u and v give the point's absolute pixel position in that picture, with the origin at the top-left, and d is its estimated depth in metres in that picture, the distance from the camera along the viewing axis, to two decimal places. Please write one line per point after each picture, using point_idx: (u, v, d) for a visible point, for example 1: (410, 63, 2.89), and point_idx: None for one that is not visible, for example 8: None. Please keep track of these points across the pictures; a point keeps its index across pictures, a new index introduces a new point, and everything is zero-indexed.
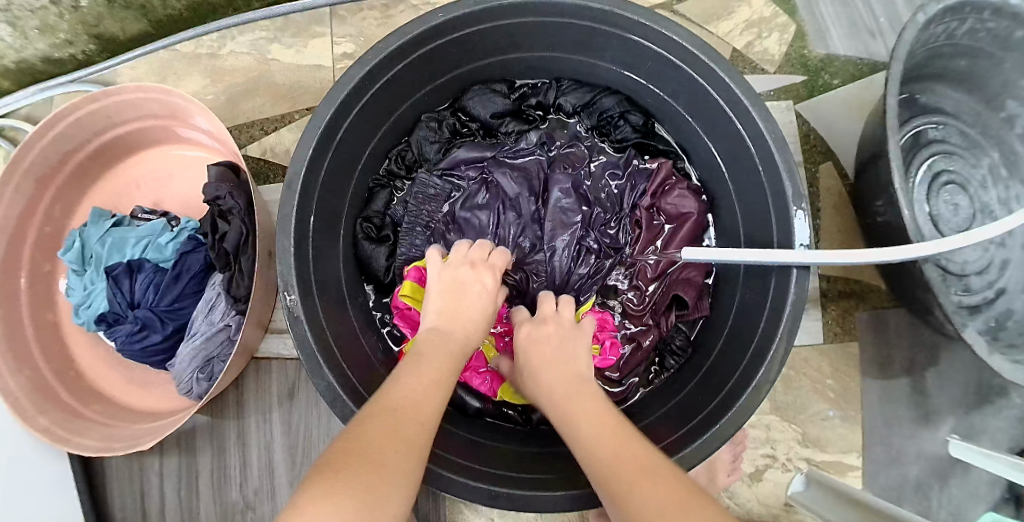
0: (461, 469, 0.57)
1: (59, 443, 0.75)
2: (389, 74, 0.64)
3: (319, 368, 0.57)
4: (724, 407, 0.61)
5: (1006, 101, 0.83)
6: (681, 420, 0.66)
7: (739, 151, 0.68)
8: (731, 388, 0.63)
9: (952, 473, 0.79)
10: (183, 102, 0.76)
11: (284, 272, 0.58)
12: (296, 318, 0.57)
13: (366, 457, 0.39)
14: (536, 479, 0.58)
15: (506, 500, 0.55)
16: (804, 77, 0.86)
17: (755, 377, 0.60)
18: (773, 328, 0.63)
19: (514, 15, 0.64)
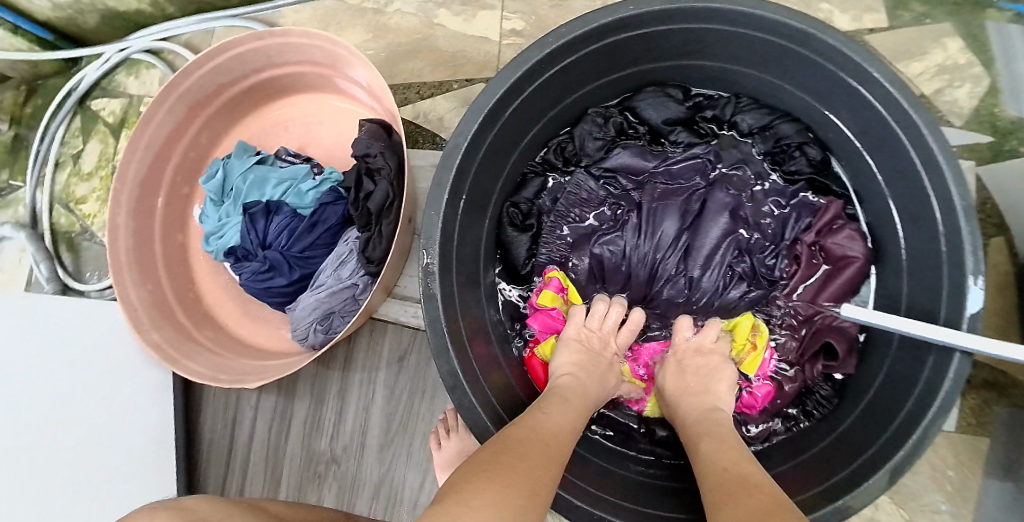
0: (578, 493, 0.56)
1: (169, 363, 0.78)
2: (570, 59, 0.63)
3: (445, 351, 0.56)
4: (850, 484, 0.58)
5: None
6: (809, 481, 0.63)
7: (917, 205, 0.63)
8: (864, 463, 0.59)
9: None
10: (347, 53, 0.74)
11: (427, 241, 0.59)
12: (431, 293, 0.57)
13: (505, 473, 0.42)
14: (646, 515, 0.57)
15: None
16: (990, 138, 0.78)
17: (892, 457, 0.56)
18: (921, 410, 0.58)
19: (703, 19, 0.62)
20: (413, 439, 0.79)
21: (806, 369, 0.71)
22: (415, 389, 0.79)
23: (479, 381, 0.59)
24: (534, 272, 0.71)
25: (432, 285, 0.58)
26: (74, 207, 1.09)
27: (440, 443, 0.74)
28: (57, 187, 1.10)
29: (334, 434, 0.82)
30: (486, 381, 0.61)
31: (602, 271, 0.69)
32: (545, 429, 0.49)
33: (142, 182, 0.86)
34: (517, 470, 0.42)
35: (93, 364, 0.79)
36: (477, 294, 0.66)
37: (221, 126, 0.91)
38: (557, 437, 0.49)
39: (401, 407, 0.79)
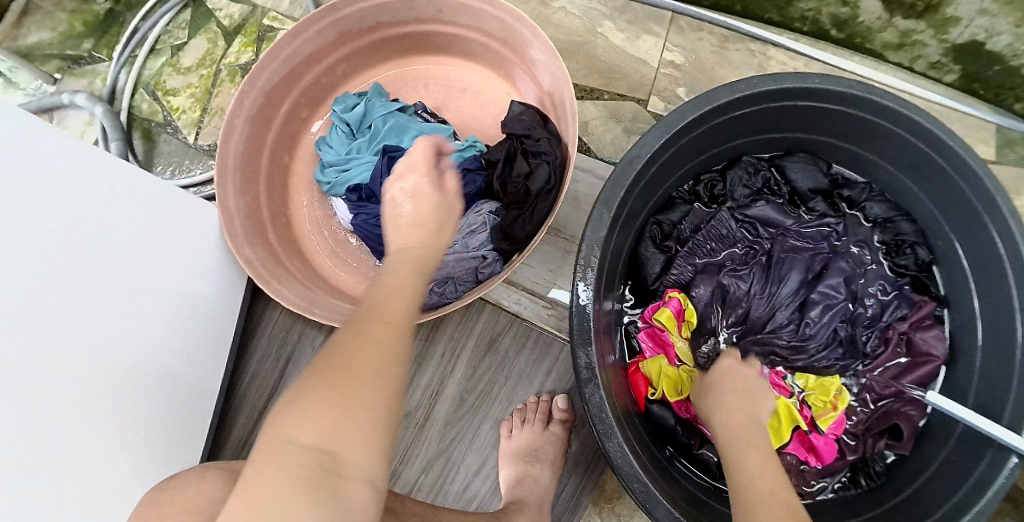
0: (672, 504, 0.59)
1: (263, 284, 0.77)
2: (752, 107, 0.68)
3: (586, 345, 0.60)
4: None
5: None
6: None
7: (999, 321, 0.69)
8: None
9: None
10: (531, 34, 0.76)
11: (591, 237, 0.62)
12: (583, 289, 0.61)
13: (334, 361, 0.38)
14: None
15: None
16: None
17: None
18: (970, 500, 0.63)
19: (870, 110, 0.69)
20: (482, 423, 0.79)
21: (866, 444, 0.75)
22: (500, 372, 0.79)
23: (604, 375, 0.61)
24: (661, 292, 0.74)
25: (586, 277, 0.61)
26: (161, 98, 1.04)
27: (512, 430, 0.75)
28: (147, 72, 1.06)
29: None
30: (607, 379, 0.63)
31: (725, 306, 0.74)
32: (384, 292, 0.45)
33: (269, 92, 0.84)
34: (357, 355, 0.38)
35: (143, 295, 0.69)
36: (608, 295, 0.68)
37: (361, 63, 0.90)
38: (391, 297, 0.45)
39: (478, 389, 0.79)
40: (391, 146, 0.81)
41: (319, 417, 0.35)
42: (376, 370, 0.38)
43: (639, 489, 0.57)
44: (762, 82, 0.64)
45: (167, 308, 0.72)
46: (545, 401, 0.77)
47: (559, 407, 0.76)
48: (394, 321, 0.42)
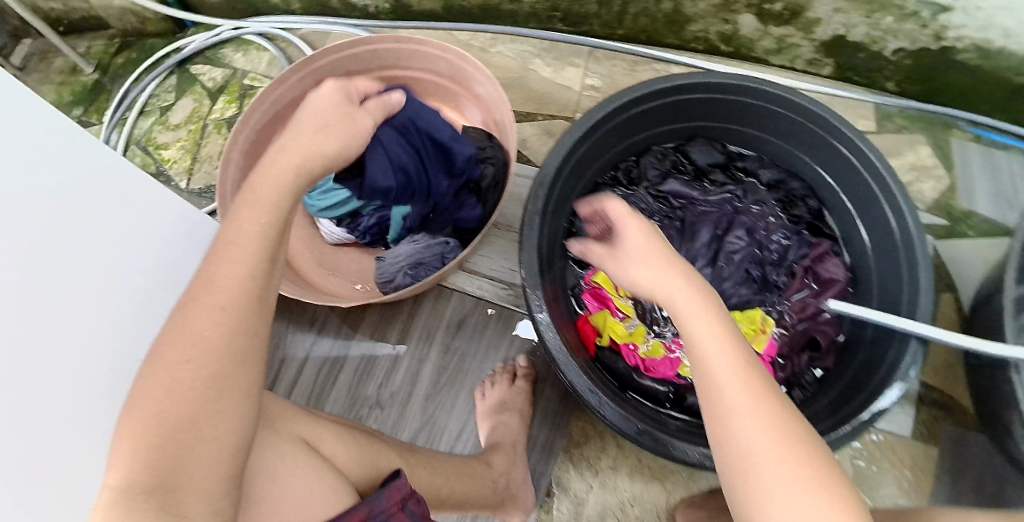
0: (623, 408, 0.73)
1: None
2: (650, 103, 0.84)
3: (535, 286, 0.74)
4: (833, 428, 0.71)
5: None
6: None
7: (887, 250, 0.84)
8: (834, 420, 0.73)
9: None
10: (476, 70, 0.93)
11: (533, 205, 0.76)
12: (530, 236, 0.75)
13: (157, 395, 0.45)
14: (676, 434, 0.74)
15: (647, 437, 0.71)
16: (945, 222, 1.01)
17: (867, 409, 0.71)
18: (883, 383, 0.74)
19: (748, 94, 0.85)
20: (460, 393, 0.89)
21: (793, 358, 0.87)
22: (471, 347, 0.90)
23: (559, 314, 0.79)
24: (596, 258, 0.88)
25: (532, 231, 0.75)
26: (153, 151, 1.18)
27: (485, 392, 0.86)
28: (137, 130, 1.20)
29: (383, 383, 0.92)
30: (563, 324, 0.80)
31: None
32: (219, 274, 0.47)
33: (257, 132, 0.98)
34: (162, 400, 0.45)
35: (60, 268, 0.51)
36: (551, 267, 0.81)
37: None
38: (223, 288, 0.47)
39: (452, 363, 0.90)
40: None
41: (138, 458, 0.43)
42: (217, 394, 0.46)
43: (590, 395, 0.71)
44: (656, 82, 0.81)
45: (152, 271, 0.63)
46: (510, 364, 0.88)
47: (522, 365, 0.87)
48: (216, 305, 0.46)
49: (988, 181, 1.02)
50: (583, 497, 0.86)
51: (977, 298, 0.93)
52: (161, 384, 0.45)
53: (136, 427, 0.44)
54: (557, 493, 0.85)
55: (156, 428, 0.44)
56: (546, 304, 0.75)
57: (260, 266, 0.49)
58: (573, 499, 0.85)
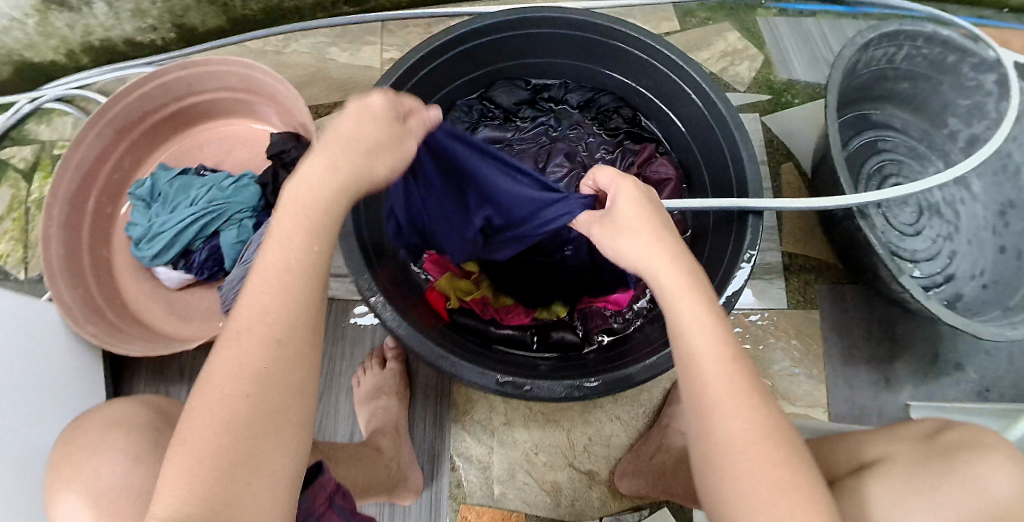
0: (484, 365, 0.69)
1: (112, 345, 0.84)
2: (438, 60, 0.86)
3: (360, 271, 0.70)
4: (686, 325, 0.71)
5: (947, 119, 0.96)
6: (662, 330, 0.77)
7: (705, 136, 0.88)
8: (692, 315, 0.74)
9: None
10: (265, 76, 0.91)
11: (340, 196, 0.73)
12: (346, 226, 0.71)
13: (224, 397, 0.41)
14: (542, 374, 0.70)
15: (513, 386, 0.67)
16: (769, 96, 1.02)
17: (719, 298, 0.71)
18: (733, 261, 0.74)
19: (532, 25, 0.87)
20: (339, 396, 0.87)
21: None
22: (336, 349, 0.89)
23: (392, 291, 0.75)
24: None
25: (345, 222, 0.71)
26: None
27: (359, 379, 0.86)
28: None
29: None
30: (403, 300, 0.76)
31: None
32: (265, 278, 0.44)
33: (69, 197, 0.91)
34: (234, 407, 0.40)
35: None
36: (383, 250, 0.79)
37: (145, 149, 1.00)
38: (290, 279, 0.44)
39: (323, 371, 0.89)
40: (182, 200, 0.89)
41: (212, 465, 0.39)
42: (297, 395, 0.43)
43: (442, 359, 0.67)
44: (438, 36, 0.82)
45: None
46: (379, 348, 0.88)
47: (389, 348, 0.87)
48: (275, 304, 0.43)
49: (800, 45, 1.04)
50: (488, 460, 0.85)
51: (816, 158, 0.95)
52: (230, 373, 0.41)
53: (209, 418, 0.40)
54: (460, 464, 0.85)
55: (210, 463, 0.39)
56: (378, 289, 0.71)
57: (319, 250, 0.46)
58: (478, 464, 0.85)
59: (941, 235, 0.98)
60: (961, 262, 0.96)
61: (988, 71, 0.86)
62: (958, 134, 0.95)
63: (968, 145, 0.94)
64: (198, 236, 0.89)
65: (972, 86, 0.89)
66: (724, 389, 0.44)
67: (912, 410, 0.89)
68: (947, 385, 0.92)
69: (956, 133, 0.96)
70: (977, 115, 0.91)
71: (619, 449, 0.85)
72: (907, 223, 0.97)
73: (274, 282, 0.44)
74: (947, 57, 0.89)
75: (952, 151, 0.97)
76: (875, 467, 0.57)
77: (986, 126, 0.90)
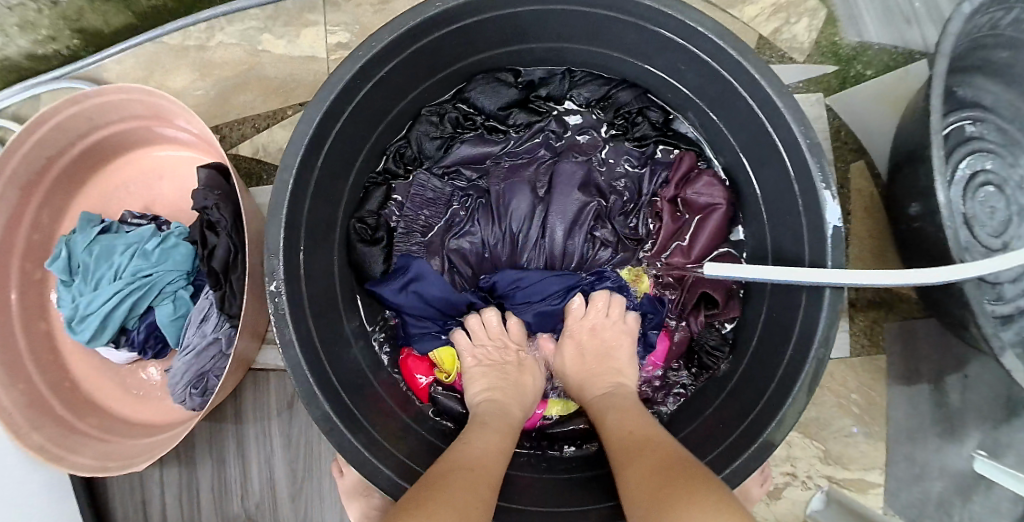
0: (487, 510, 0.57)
1: (54, 462, 0.71)
2: (386, 67, 0.65)
3: (315, 397, 0.57)
4: (745, 440, 0.57)
5: None
6: (715, 437, 0.63)
7: (761, 145, 0.66)
8: (749, 423, 0.59)
9: (975, 489, 0.76)
10: (167, 103, 0.72)
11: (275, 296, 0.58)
12: (289, 343, 0.57)
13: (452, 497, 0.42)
14: (556, 512, 0.58)
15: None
16: (835, 67, 0.77)
17: (782, 406, 0.56)
18: (801, 353, 0.58)
19: (508, 6, 0.64)
20: (321, 479, 0.80)
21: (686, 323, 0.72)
22: (311, 427, 0.80)
23: (359, 421, 0.60)
24: None
25: (286, 330, 0.57)
26: None
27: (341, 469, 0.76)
28: None
29: (244, 493, 0.81)
30: (376, 431, 0.61)
31: (467, 262, 0.75)
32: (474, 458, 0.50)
33: None
34: (456, 499, 0.42)
35: None
36: (337, 334, 0.67)
37: (64, 199, 0.84)
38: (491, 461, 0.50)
39: (301, 453, 0.80)
40: (106, 274, 0.75)
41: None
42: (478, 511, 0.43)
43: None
44: (392, 27, 0.59)
45: None
46: None
47: None
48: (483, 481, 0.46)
49: None
50: None
51: (892, 157, 0.73)
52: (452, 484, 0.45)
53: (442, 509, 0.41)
54: None
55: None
56: (338, 417, 0.57)
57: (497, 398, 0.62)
58: None
59: None
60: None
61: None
62: None
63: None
64: (131, 315, 0.75)
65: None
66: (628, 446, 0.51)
67: (976, 462, 0.75)
68: None
69: None
70: None
71: None
72: (992, 234, 0.76)
73: (477, 463, 0.49)
74: None
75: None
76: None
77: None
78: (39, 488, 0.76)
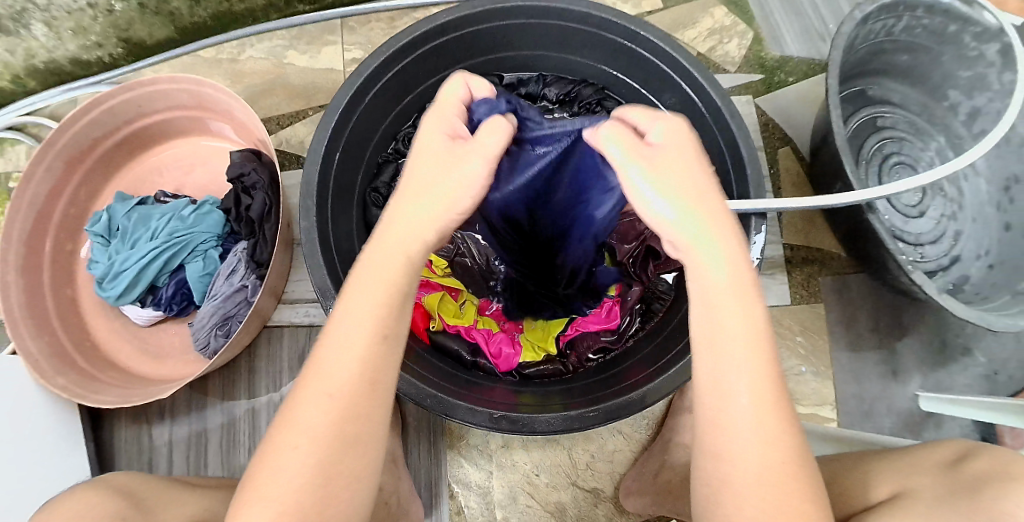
0: (468, 401, 0.65)
1: (78, 398, 0.78)
2: (402, 62, 0.79)
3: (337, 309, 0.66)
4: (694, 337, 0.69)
5: (947, 91, 0.93)
6: (666, 348, 0.74)
7: (700, 123, 0.83)
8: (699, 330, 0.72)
9: (925, 427, 0.88)
10: (213, 91, 0.85)
11: (307, 224, 0.68)
12: (315, 263, 0.68)
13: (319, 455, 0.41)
14: (533, 408, 0.67)
15: (503, 421, 0.63)
16: (762, 75, 0.96)
17: None
18: None
19: (503, 17, 0.81)
20: None
21: (641, 276, 0.84)
22: None
23: None
24: None
25: (317, 256, 0.68)
26: None
27: None
28: None
29: (252, 446, 0.87)
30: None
31: None
32: (334, 357, 0.42)
33: (25, 240, 0.85)
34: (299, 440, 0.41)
35: None
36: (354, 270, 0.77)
37: (99, 179, 0.93)
38: (337, 413, 0.42)
39: None
40: (142, 234, 0.84)
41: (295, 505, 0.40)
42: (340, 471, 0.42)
43: (427, 400, 0.63)
44: (410, 30, 0.76)
45: None
46: None
47: None
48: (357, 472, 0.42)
49: (792, 19, 0.98)
50: (488, 485, 0.83)
51: (812, 141, 0.90)
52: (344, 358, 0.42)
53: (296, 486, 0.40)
54: (459, 492, 0.82)
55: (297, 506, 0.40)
56: None
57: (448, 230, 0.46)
58: (478, 490, 0.82)
59: (945, 215, 0.95)
60: (966, 242, 0.94)
61: (989, 40, 0.82)
62: (958, 106, 0.93)
63: (970, 118, 0.92)
64: (162, 271, 0.83)
65: (973, 57, 0.86)
66: (770, 393, 0.41)
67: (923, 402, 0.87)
68: (957, 374, 0.90)
69: (957, 106, 0.93)
70: (978, 87, 0.88)
71: (623, 466, 0.83)
72: (910, 205, 0.94)
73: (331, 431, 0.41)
74: (948, 27, 0.85)
75: (953, 124, 0.94)
76: (892, 502, 0.52)
77: (989, 98, 0.88)
78: (54, 437, 0.80)
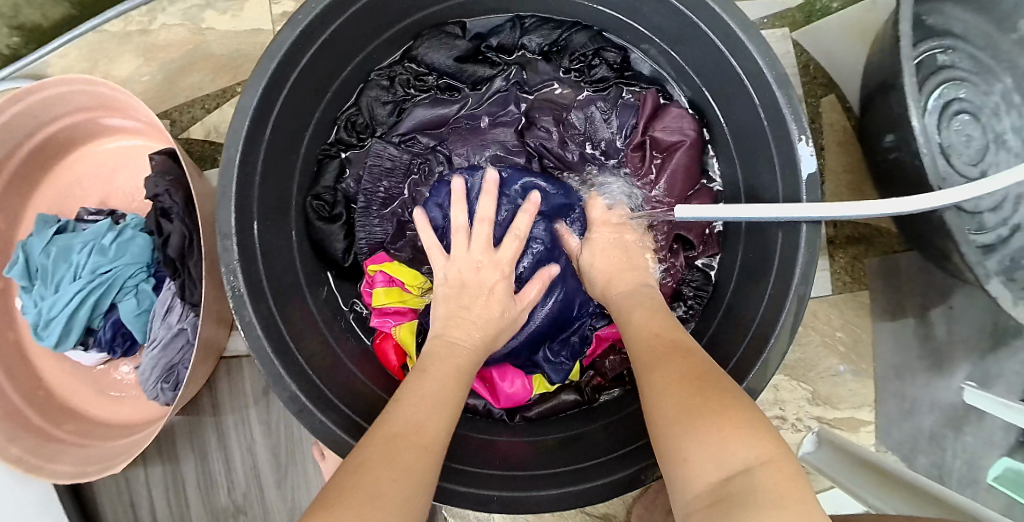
0: (464, 479, 0.55)
1: (32, 473, 0.70)
2: (328, 30, 0.61)
3: (280, 377, 0.55)
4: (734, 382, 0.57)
5: (1018, 21, 0.76)
6: None
7: (727, 81, 0.64)
8: (730, 376, 0.59)
9: (966, 420, 0.76)
10: (111, 91, 0.70)
11: (229, 272, 0.55)
12: (250, 325, 0.55)
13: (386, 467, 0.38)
14: (539, 477, 0.57)
15: (501, 504, 0.54)
16: (799, 1, 0.75)
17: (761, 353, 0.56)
18: (781, 294, 0.58)
19: None
20: (308, 464, 0.80)
21: (671, 264, 0.71)
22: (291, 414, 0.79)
23: (329, 399, 0.59)
24: (358, 260, 0.73)
25: (246, 313, 0.55)
26: None
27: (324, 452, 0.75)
28: None
29: (230, 484, 0.80)
30: (350, 409, 0.60)
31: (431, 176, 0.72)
32: (407, 406, 0.45)
33: None
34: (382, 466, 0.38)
35: None
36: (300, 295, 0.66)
37: (18, 202, 0.81)
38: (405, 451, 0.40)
39: (283, 440, 0.79)
40: (65, 273, 0.72)
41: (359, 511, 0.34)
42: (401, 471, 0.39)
43: None
44: None
45: None
46: None
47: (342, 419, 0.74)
48: (427, 446, 0.42)
49: None
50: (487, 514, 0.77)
51: (862, 90, 0.71)
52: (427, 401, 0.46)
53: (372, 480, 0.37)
54: None
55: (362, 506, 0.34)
56: (308, 398, 0.56)
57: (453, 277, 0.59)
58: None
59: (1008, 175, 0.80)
60: None
61: None
62: None
63: None
64: (95, 314, 0.72)
65: None
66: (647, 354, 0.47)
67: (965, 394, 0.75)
68: (1014, 365, 0.76)
69: None
70: None
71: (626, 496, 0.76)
72: (969, 163, 0.80)
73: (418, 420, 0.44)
74: None
75: None
76: None
77: None
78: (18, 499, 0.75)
